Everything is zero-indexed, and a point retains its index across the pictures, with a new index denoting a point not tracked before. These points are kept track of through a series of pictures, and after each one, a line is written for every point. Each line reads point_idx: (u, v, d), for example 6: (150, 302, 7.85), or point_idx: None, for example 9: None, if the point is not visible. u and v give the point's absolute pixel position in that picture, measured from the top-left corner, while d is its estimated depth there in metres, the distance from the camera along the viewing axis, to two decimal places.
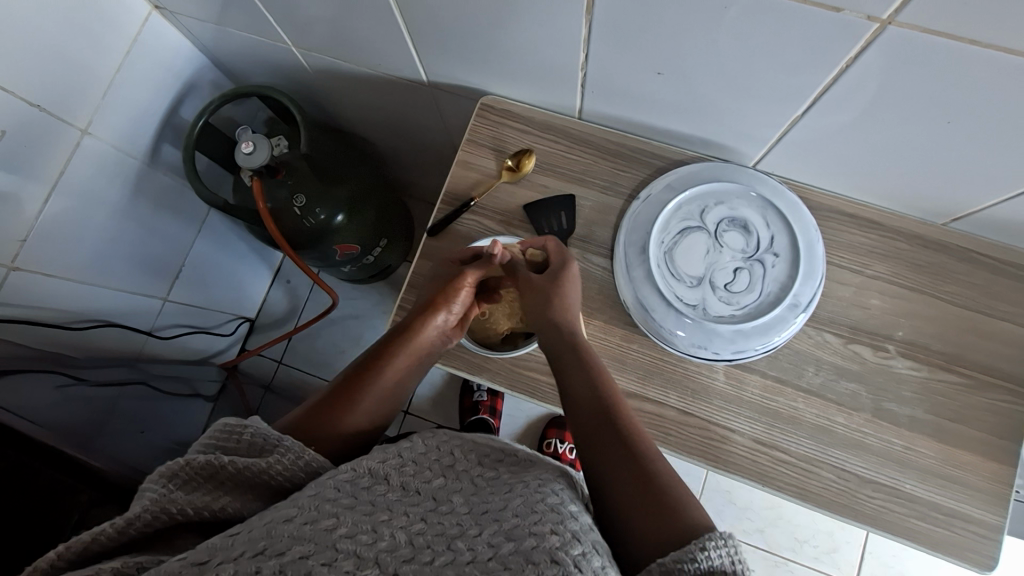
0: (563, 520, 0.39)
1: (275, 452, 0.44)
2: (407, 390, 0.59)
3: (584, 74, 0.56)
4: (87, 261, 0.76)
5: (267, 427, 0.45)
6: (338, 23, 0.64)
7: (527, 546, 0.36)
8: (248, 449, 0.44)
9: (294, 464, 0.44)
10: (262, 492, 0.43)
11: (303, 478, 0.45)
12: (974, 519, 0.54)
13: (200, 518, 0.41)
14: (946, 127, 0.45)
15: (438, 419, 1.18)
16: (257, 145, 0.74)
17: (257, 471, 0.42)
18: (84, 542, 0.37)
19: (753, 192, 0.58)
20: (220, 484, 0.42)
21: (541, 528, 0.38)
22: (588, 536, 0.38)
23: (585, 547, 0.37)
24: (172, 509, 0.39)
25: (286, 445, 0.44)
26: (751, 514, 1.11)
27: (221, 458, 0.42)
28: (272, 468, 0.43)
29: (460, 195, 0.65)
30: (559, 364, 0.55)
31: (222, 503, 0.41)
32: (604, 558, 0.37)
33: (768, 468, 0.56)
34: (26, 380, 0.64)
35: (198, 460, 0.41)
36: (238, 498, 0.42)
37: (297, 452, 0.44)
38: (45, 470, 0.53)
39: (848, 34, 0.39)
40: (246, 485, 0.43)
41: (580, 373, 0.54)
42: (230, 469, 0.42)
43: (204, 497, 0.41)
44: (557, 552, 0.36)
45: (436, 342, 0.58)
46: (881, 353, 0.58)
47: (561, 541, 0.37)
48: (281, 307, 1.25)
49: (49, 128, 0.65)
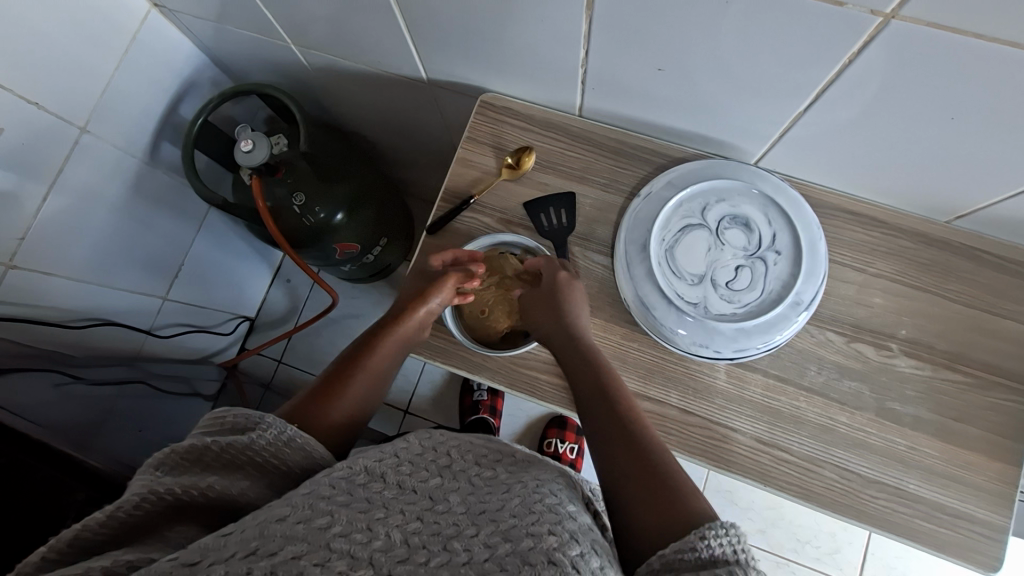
0: (560, 521, 0.38)
1: (256, 429, 0.44)
2: (387, 381, 0.59)
3: (584, 70, 0.56)
4: (86, 258, 0.75)
5: (248, 410, 0.45)
6: (337, 21, 0.63)
7: (524, 547, 0.35)
8: (233, 432, 0.45)
9: (278, 440, 0.44)
10: (251, 473, 0.44)
11: (291, 456, 0.45)
12: (979, 520, 0.53)
13: (191, 499, 0.40)
14: (951, 124, 0.45)
15: (438, 418, 1.18)
16: (257, 144, 0.74)
17: (241, 447, 0.42)
18: (73, 532, 0.36)
19: (756, 189, 0.58)
20: (208, 467, 0.42)
21: (538, 528, 0.37)
22: (587, 536, 0.38)
23: (583, 547, 0.36)
24: (161, 488, 0.39)
25: (267, 422, 0.44)
26: (752, 514, 1.10)
27: (204, 438, 0.42)
28: (256, 444, 0.43)
29: (460, 193, 0.65)
30: (566, 362, 0.56)
31: (210, 482, 0.41)
32: (602, 558, 0.37)
33: (769, 467, 0.56)
34: (25, 377, 0.63)
35: (183, 445, 0.42)
36: (225, 478, 0.42)
37: (279, 427, 0.44)
38: (42, 467, 0.52)
39: (852, 29, 0.38)
40: (232, 465, 0.43)
41: (586, 366, 0.55)
42: (214, 448, 0.42)
43: (191, 478, 0.41)
44: (555, 553, 0.35)
45: (417, 332, 0.59)
46: (884, 352, 0.57)
47: (559, 541, 0.36)
48: (280, 306, 1.25)
49: (47, 126, 0.65)
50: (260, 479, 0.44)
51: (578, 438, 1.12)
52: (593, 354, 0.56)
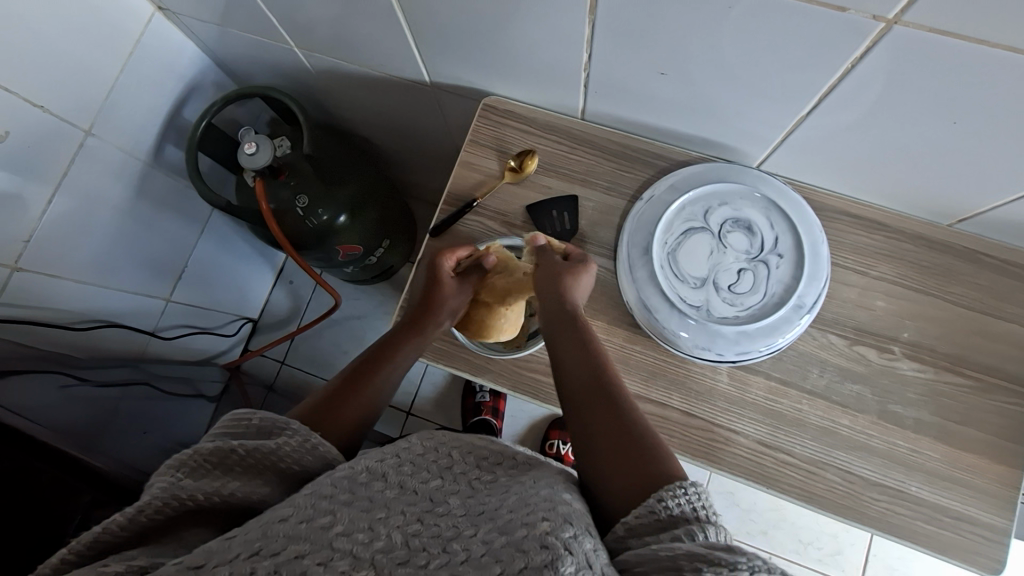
0: (554, 507, 0.38)
1: (283, 434, 0.45)
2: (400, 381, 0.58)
3: (586, 74, 0.56)
4: (89, 260, 0.76)
5: (274, 414, 0.46)
6: (341, 24, 0.64)
7: (518, 536, 0.35)
8: (258, 435, 0.45)
9: (302, 446, 0.45)
10: (272, 479, 0.44)
11: (312, 463, 0.45)
12: (982, 523, 0.53)
13: (212, 504, 0.41)
14: (952, 128, 0.45)
15: (439, 420, 1.18)
16: (260, 146, 0.75)
17: (266, 452, 0.43)
18: (92, 535, 0.37)
19: (757, 193, 0.58)
20: (230, 471, 0.43)
21: (532, 517, 0.37)
22: (581, 519, 0.38)
23: (576, 529, 0.36)
24: (183, 493, 0.39)
25: (293, 428, 0.45)
26: (754, 516, 1.10)
27: (229, 442, 0.43)
28: (281, 449, 0.44)
29: (462, 196, 0.65)
30: (553, 336, 0.54)
31: (231, 489, 0.41)
32: (594, 539, 0.37)
33: (771, 470, 0.56)
34: (26, 380, 0.63)
35: (206, 448, 0.42)
36: (246, 483, 0.42)
37: (304, 434, 0.45)
38: (47, 469, 0.53)
39: (854, 34, 0.39)
40: (253, 469, 0.43)
41: (567, 342, 0.53)
42: (239, 452, 0.43)
43: (212, 483, 0.41)
44: (548, 537, 0.35)
45: (427, 322, 0.58)
46: (886, 355, 0.57)
47: (552, 525, 0.36)
48: (283, 308, 1.26)
49: (51, 129, 0.65)
50: (280, 486, 0.44)
51: None
52: (583, 331, 0.53)
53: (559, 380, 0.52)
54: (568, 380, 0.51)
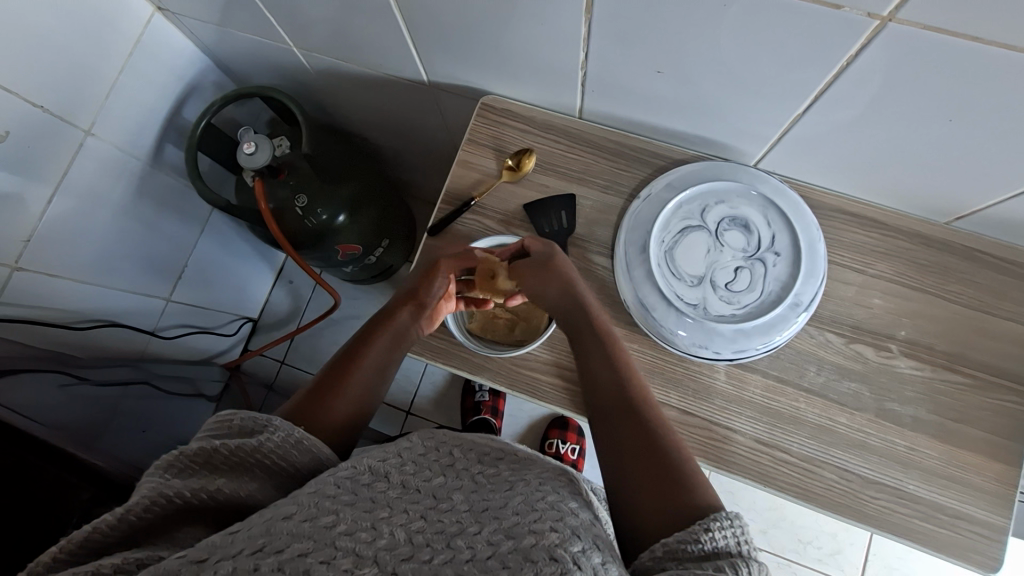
0: (563, 517, 0.38)
1: (265, 431, 0.45)
2: (390, 377, 0.58)
3: (584, 73, 0.56)
4: (89, 260, 0.76)
5: (255, 412, 0.46)
6: (339, 24, 0.64)
7: (527, 543, 0.35)
8: (241, 434, 0.45)
9: (285, 441, 0.44)
10: (259, 475, 0.44)
11: (298, 458, 0.45)
12: (979, 521, 0.53)
13: (200, 502, 0.41)
14: (949, 125, 0.45)
15: (439, 419, 1.18)
16: (259, 146, 0.75)
17: (249, 449, 0.43)
18: (83, 534, 0.37)
19: (754, 191, 0.58)
20: (217, 469, 0.43)
21: (540, 525, 0.37)
22: (588, 533, 0.38)
23: (584, 544, 0.36)
24: (171, 492, 0.40)
25: (274, 424, 0.45)
26: (754, 514, 1.10)
27: (213, 441, 0.43)
28: (264, 446, 0.43)
29: (460, 195, 0.66)
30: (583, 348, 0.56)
31: (217, 485, 0.42)
32: (603, 553, 0.37)
33: (769, 468, 0.56)
34: (28, 378, 0.63)
35: (192, 448, 0.43)
36: (233, 480, 0.43)
37: (286, 429, 0.45)
38: (47, 468, 0.53)
39: (849, 32, 0.39)
40: (238, 467, 0.43)
41: (600, 357, 0.55)
42: (223, 451, 0.43)
43: (199, 481, 0.41)
44: (556, 550, 0.35)
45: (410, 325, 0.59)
46: (884, 353, 0.57)
47: (561, 538, 0.36)
48: (283, 308, 1.26)
49: (51, 129, 0.65)
50: (270, 481, 0.44)
51: (579, 439, 1.12)
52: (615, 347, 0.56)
53: (589, 390, 0.54)
54: (599, 394, 0.53)
